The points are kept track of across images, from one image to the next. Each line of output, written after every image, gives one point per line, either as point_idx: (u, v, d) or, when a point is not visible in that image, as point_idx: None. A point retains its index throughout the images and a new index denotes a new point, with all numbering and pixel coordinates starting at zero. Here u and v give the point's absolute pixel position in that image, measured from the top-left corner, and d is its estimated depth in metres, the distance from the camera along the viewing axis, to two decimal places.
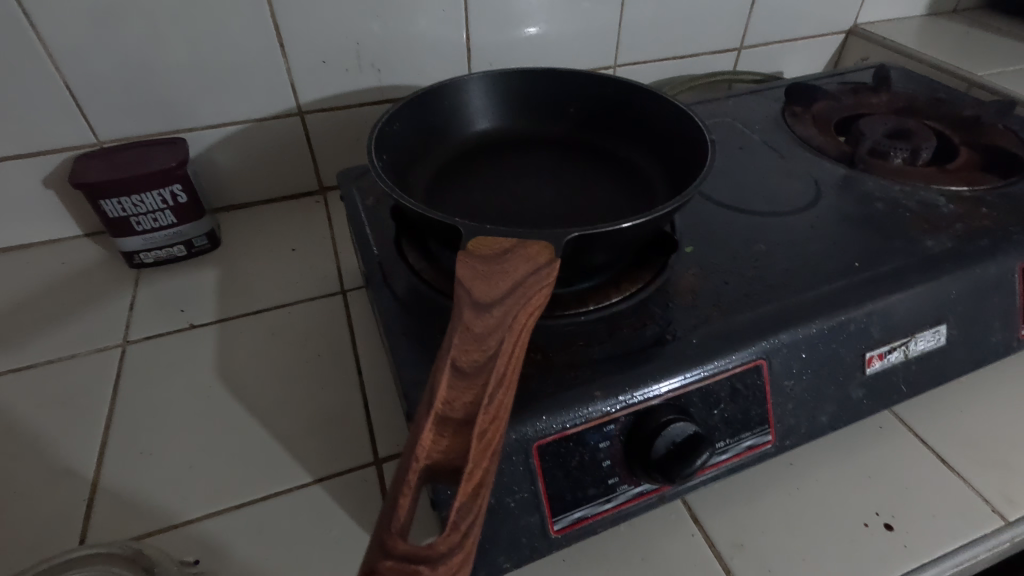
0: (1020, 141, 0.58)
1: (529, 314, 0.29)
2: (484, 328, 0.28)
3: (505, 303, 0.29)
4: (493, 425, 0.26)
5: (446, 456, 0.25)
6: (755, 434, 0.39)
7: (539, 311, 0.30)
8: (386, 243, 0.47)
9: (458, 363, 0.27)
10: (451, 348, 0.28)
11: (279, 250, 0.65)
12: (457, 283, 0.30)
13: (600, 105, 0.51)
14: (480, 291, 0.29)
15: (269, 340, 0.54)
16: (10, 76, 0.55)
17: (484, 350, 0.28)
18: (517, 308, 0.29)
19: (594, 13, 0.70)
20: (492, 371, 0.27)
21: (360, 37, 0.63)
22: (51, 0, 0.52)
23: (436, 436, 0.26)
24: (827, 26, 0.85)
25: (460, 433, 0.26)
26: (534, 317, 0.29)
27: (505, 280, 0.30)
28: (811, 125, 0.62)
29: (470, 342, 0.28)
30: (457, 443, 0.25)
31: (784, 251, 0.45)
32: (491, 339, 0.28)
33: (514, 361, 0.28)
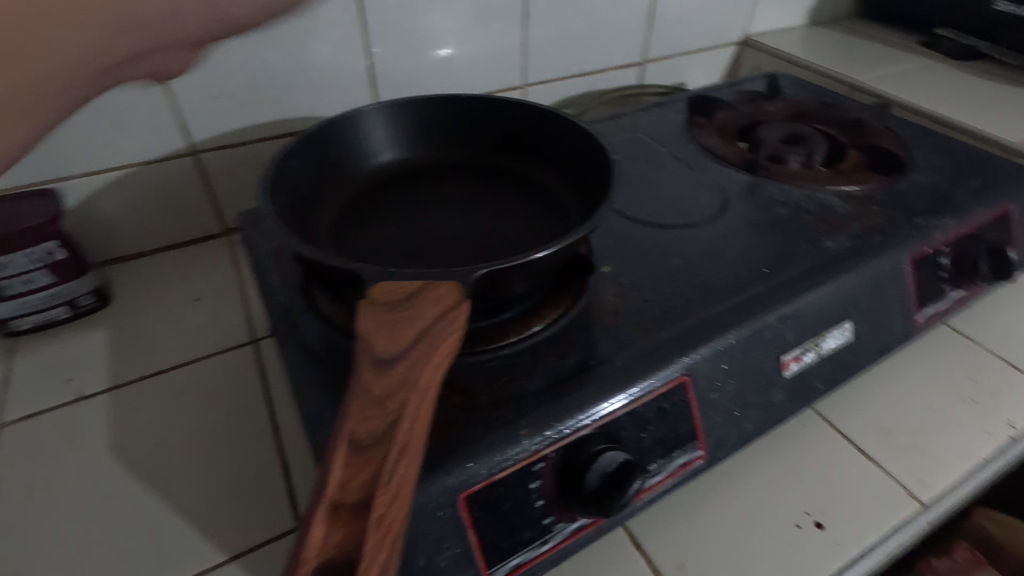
0: (899, 139, 0.62)
1: (435, 369, 0.27)
2: (383, 393, 0.26)
3: (407, 361, 0.27)
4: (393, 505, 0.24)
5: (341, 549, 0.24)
6: (686, 451, 0.39)
7: (447, 363, 0.28)
8: (292, 288, 0.44)
9: (354, 436, 0.25)
10: (347, 419, 0.26)
11: (181, 302, 0.60)
12: (357, 337, 0.28)
13: (507, 129, 0.50)
14: (380, 347, 0.27)
15: (171, 405, 0.49)
16: None
17: (384, 419, 0.26)
18: (419, 365, 0.27)
19: (498, 34, 0.70)
20: (391, 443, 0.25)
21: (255, 69, 0.59)
22: None
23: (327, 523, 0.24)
24: (720, 39, 0.90)
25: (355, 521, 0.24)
26: (440, 372, 0.27)
27: (409, 331, 0.28)
28: (713, 135, 0.64)
29: (369, 410, 0.26)
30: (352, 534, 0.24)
31: (698, 263, 0.46)
32: (390, 406, 0.26)
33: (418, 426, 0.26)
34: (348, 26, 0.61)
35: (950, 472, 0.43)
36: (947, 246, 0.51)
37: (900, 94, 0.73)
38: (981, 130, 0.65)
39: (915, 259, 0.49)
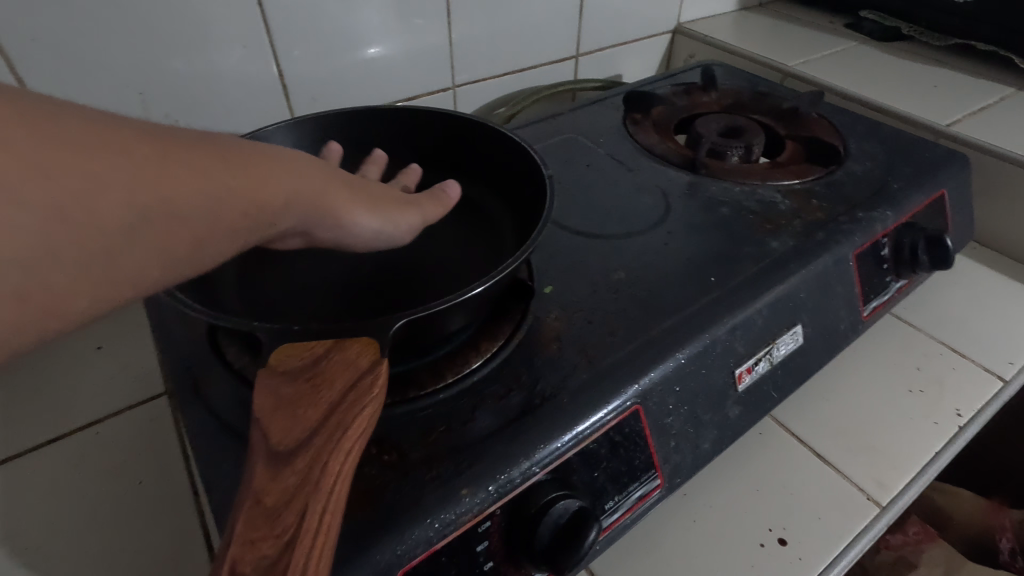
0: (834, 127, 0.62)
1: (344, 457, 0.23)
2: (279, 499, 0.22)
3: (309, 452, 0.23)
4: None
5: None
6: (643, 482, 0.37)
7: (360, 446, 0.24)
8: (199, 339, 0.39)
9: (241, 563, 0.21)
10: (233, 540, 0.21)
11: (80, 352, 0.53)
12: (252, 424, 0.24)
13: (429, 143, 0.48)
14: (277, 436, 0.24)
15: (70, 478, 0.43)
16: None
17: (277, 535, 0.21)
18: (323, 457, 0.23)
19: (420, 33, 0.66)
20: (286, 568, 0.21)
21: (144, 84, 0.53)
22: None
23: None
24: (652, 28, 0.88)
25: None
26: (350, 461, 0.23)
27: (313, 412, 0.24)
28: (651, 132, 0.62)
29: (261, 525, 0.21)
30: None
31: (643, 276, 0.44)
32: (287, 515, 0.22)
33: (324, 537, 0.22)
34: (250, 32, 0.56)
35: (905, 470, 0.43)
36: (887, 237, 0.50)
37: (831, 79, 0.73)
38: (909, 113, 0.65)
39: (858, 254, 0.48)
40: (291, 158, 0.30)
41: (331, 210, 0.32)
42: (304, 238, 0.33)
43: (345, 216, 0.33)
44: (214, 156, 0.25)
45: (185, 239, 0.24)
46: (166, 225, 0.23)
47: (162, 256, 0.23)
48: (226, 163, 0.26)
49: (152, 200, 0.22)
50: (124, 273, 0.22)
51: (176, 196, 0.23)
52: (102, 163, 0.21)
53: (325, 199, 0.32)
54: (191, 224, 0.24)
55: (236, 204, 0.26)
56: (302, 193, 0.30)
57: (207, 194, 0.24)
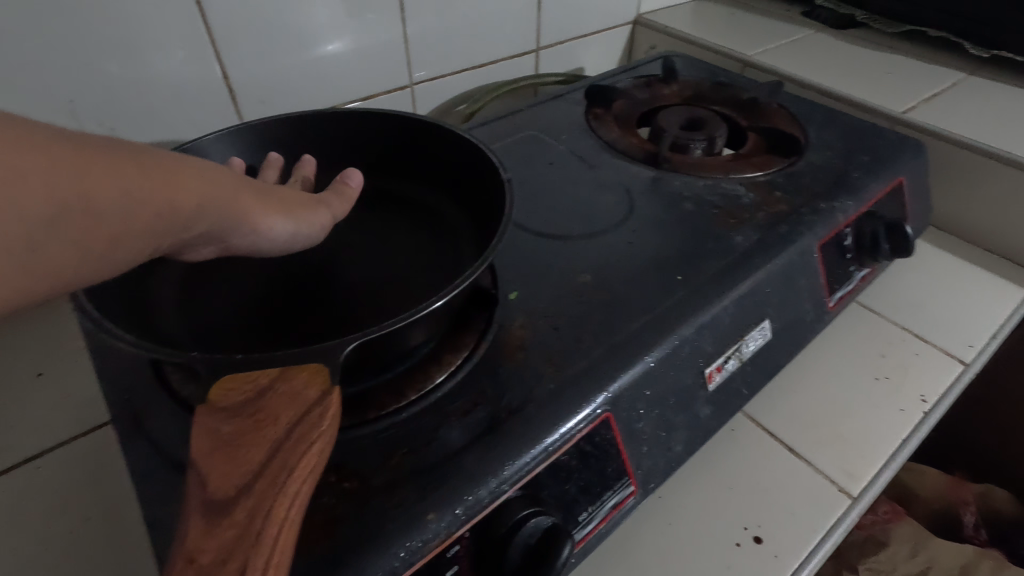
0: (793, 117, 0.62)
1: (290, 499, 0.22)
2: (217, 553, 0.20)
3: (251, 496, 0.22)
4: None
5: None
6: (617, 490, 0.36)
7: (308, 486, 0.22)
8: (142, 366, 0.37)
9: None
10: None
11: (17, 380, 0.49)
12: (189, 467, 0.23)
13: (382, 145, 0.46)
14: (216, 479, 0.22)
15: (7, 518, 0.40)
16: None
17: None
18: (267, 500, 0.21)
19: (373, 30, 0.63)
20: None
21: (73, 92, 0.49)
22: None
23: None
24: (612, 19, 0.87)
25: None
26: (297, 503, 0.22)
27: (256, 453, 0.23)
28: (613, 127, 0.61)
29: None
30: None
31: (609, 278, 0.43)
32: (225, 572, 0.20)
33: None
34: (189, 31, 0.52)
35: (874, 460, 0.43)
36: (849, 227, 0.50)
37: (789, 68, 0.74)
38: (866, 101, 0.66)
39: (822, 245, 0.48)
40: (208, 165, 0.29)
41: (250, 216, 0.31)
42: (218, 246, 0.31)
43: (261, 221, 0.31)
44: (129, 157, 0.24)
45: (98, 237, 0.22)
46: (80, 221, 0.22)
47: (70, 253, 0.22)
48: (140, 161, 0.24)
49: (70, 196, 0.21)
50: (32, 272, 0.21)
51: (92, 194, 0.22)
52: (16, 152, 0.19)
53: (242, 204, 0.30)
54: (102, 223, 0.22)
55: (153, 207, 0.24)
56: (221, 198, 0.29)
57: (124, 194, 0.23)
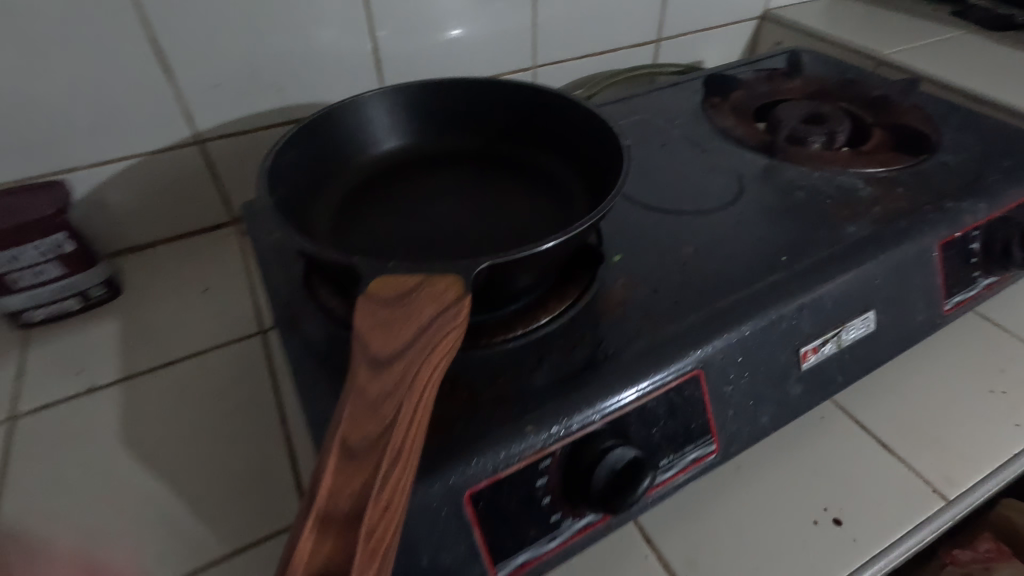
0: (927, 116, 0.59)
1: (432, 371, 0.28)
2: (379, 396, 0.27)
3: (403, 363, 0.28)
4: (386, 514, 0.25)
5: (331, 562, 0.24)
6: (699, 446, 0.38)
7: (444, 364, 0.28)
8: (296, 281, 0.44)
9: (348, 441, 0.26)
10: (341, 423, 0.26)
11: (188, 291, 0.59)
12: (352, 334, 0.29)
13: (511, 113, 0.50)
14: (377, 345, 0.28)
15: (180, 396, 0.49)
16: None
17: (376, 425, 0.26)
18: (416, 368, 0.27)
19: (505, 14, 0.68)
20: (384, 449, 0.26)
21: (255, 57, 0.59)
22: None
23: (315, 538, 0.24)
24: (738, 13, 0.86)
25: (348, 528, 0.24)
26: (436, 374, 0.28)
27: (410, 335, 0.28)
28: (729, 116, 0.62)
29: (363, 415, 0.26)
30: (346, 540, 0.24)
31: (712, 252, 0.45)
32: (384, 410, 0.27)
33: (412, 431, 0.27)
34: (351, 9, 0.60)
35: (977, 468, 0.42)
36: (978, 230, 0.48)
37: (929, 69, 0.70)
38: (1016, 105, 0.61)
39: (943, 245, 0.47)
40: None
41: None
42: None
43: None
44: None
45: None
46: None
47: None
48: None
49: None
50: None
51: None
52: None
53: None
54: None
55: None
56: None
57: None
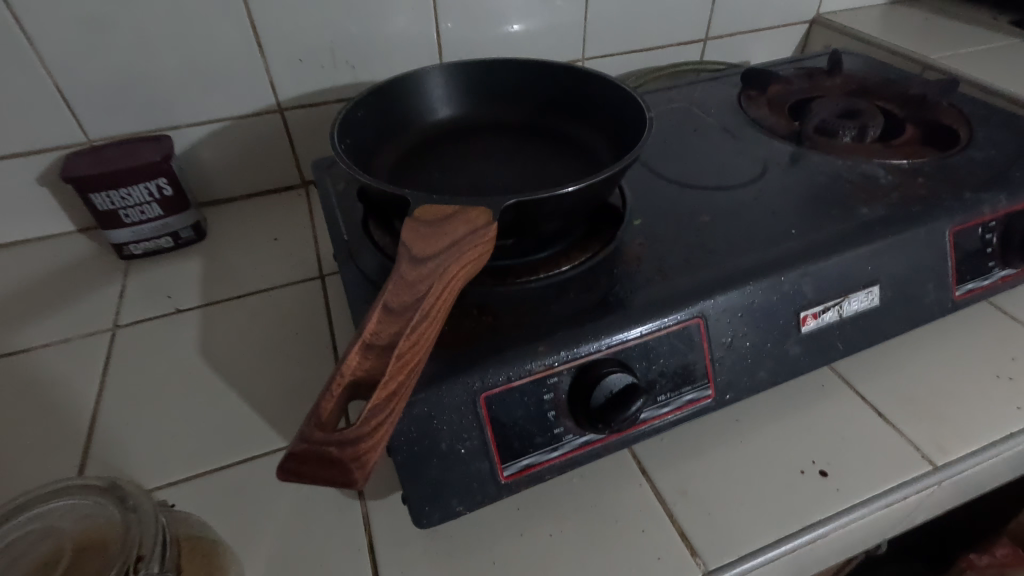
0: (963, 115, 0.61)
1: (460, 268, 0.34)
2: (417, 277, 0.33)
3: (439, 257, 0.34)
4: (413, 350, 0.32)
5: (368, 374, 0.31)
6: (696, 388, 0.42)
7: (470, 267, 0.35)
8: (354, 224, 0.51)
9: (389, 304, 0.33)
10: (386, 292, 0.33)
11: (262, 239, 0.68)
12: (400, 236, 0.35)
13: (557, 89, 0.54)
14: (419, 246, 0.34)
15: (250, 322, 0.57)
16: (13, 80, 0.59)
17: (412, 296, 0.33)
18: (449, 262, 0.34)
19: (559, 8, 0.74)
20: (416, 312, 0.32)
21: (334, 37, 0.66)
22: (48, 10, 0.56)
23: (359, 356, 0.31)
24: (788, 16, 0.88)
25: (383, 357, 0.31)
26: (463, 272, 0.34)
27: (449, 237, 0.34)
28: (763, 108, 0.65)
29: (403, 288, 0.33)
30: (379, 363, 0.31)
31: (727, 222, 0.48)
32: (420, 287, 0.33)
33: (437, 307, 0.33)
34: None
35: (969, 441, 0.44)
36: (995, 221, 0.50)
37: (976, 73, 0.71)
38: None
39: (957, 231, 0.49)
40: None
41: None
42: None
43: None
44: None
45: None
46: None
47: None
48: None
49: None
50: None
51: None
52: None
53: None
54: None
55: None
56: None
57: None
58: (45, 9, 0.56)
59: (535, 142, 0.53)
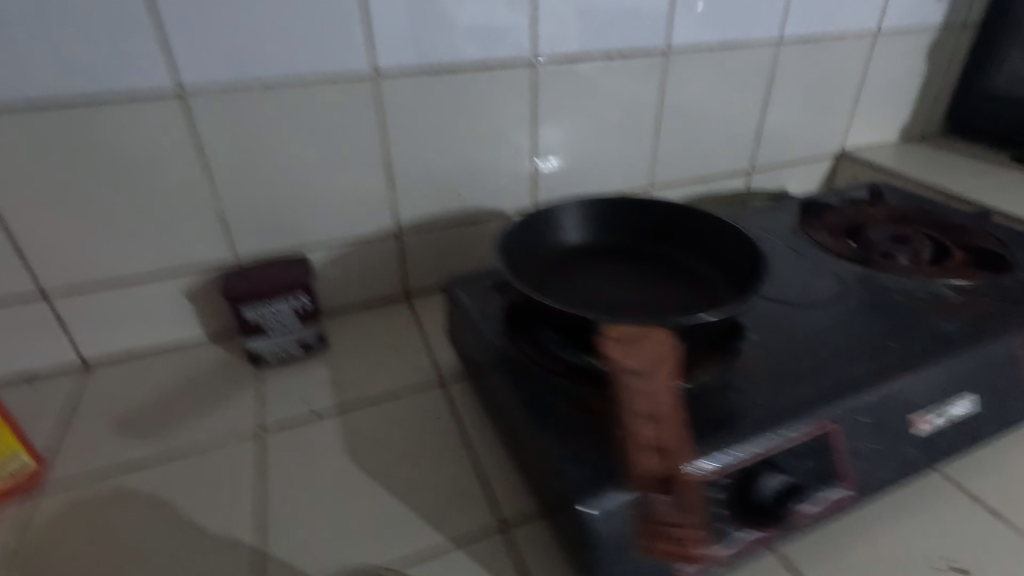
0: (1000, 241, 0.71)
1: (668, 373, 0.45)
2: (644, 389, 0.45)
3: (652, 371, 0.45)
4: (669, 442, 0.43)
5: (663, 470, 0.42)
6: (834, 487, 0.47)
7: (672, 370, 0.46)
8: (500, 337, 0.57)
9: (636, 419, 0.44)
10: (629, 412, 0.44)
11: (380, 349, 0.74)
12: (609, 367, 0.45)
13: (677, 225, 0.61)
14: (632, 368, 0.45)
15: (389, 428, 0.62)
16: (186, 211, 0.67)
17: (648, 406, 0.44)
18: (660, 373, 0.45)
19: (633, 147, 0.87)
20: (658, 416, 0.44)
21: (450, 174, 0.77)
22: (229, 157, 0.66)
23: (645, 461, 0.43)
24: (817, 152, 1.02)
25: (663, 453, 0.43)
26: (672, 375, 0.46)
27: (647, 351, 0.45)
28: (823, 233, 0.75)
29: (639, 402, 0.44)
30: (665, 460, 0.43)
31: (830, 336, 0.55)
32: (650, 397, 0.44)
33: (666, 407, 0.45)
34: (522, 141, 0.79)
35: None
36: None
37: (997, 204, 0.82)
38: None
39: None
40: None
41: None
42: None
43: None
44: None
45: None
46: None
47: None
48: None
49: None
50: None
51: None
52: None
53: None
54: None
55: None
56: None
57: None
58: (227, 155, 0.66)
59: (657, 268, 0.59)
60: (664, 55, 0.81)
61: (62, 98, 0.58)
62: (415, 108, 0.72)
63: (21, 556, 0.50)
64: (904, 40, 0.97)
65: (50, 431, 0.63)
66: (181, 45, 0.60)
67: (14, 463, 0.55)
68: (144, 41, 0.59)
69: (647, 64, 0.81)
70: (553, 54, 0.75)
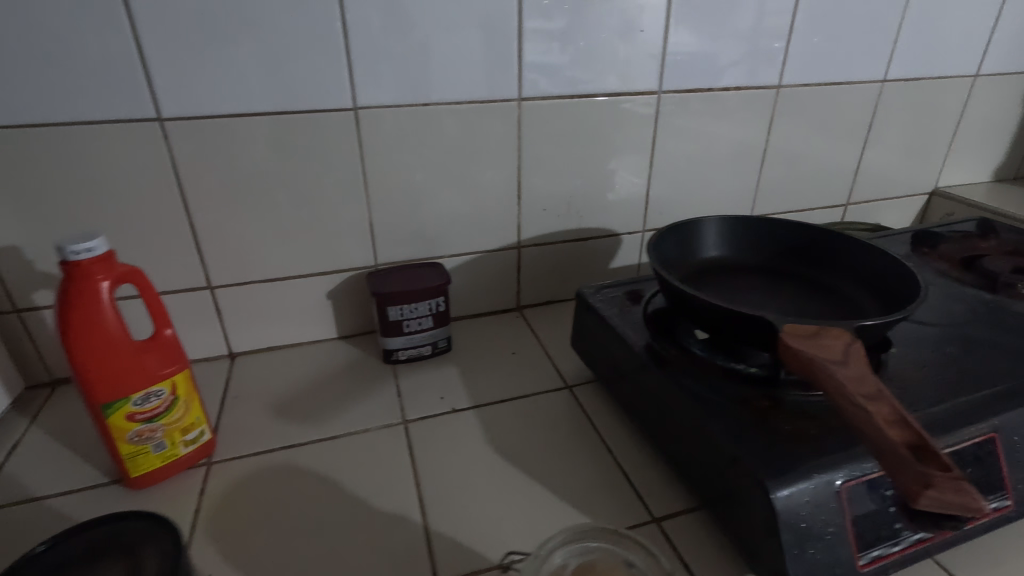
0: None
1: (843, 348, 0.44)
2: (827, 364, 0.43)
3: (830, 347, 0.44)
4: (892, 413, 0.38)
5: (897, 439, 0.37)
6: (998, 497, 0.47)
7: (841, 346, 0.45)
8: (643, 340, 0.61)
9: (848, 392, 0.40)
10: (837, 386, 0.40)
11: (502, 353, 0.78)
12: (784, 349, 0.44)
13: (812, 245, 0.65)
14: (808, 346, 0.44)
15: (525, 422, 0.66)
16: (341, 218, 0.74)
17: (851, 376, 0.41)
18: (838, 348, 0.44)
19: (739, 178, 0.91)
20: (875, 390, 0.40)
21: (572, 194, 0.83)
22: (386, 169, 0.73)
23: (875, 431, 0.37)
24: (912, 189, 1.05)
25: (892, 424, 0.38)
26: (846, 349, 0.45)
27: (838, 345, 0.43)
28: (939, 261, 0.77)
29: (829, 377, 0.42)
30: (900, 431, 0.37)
31: (974, 354, 0.57)
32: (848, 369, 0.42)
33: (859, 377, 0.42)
34: (639, 167, 0.84)
35: None
36: None
37: None
38: None
39: None
40: None
41: None
42: None
43: None
44: None
45: None
46: None
47: None
48: None
49: None
50: None
51: None
52: None
53: None
54: None
55: None
56: None
57: None
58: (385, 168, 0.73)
59: (792, 282, 0.63)
60: (776, 90, 0.85)
61: (256, 114, 0.65)
62: (549, 131, 0.77)
63: (205, 516, 0.54)
64: (1004, 83, 0.99)
65: (212, 409, 0.68)
66: (360, 69, 0.66)
67: (199, 435, 0.58)
68: (332, 66, 0.65)
69: (761, 98, 0.85)
70: (678, 86, 0.80)
